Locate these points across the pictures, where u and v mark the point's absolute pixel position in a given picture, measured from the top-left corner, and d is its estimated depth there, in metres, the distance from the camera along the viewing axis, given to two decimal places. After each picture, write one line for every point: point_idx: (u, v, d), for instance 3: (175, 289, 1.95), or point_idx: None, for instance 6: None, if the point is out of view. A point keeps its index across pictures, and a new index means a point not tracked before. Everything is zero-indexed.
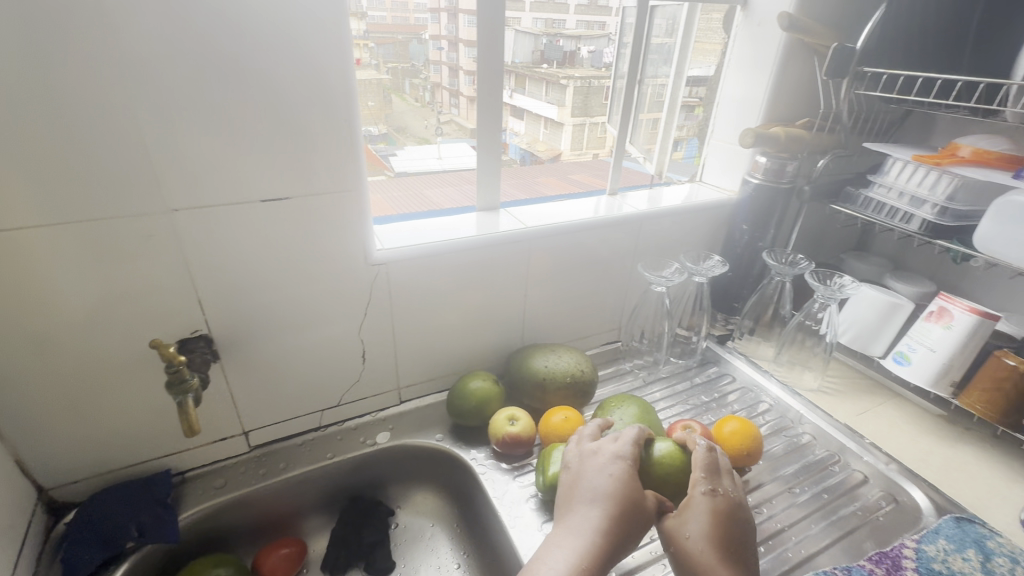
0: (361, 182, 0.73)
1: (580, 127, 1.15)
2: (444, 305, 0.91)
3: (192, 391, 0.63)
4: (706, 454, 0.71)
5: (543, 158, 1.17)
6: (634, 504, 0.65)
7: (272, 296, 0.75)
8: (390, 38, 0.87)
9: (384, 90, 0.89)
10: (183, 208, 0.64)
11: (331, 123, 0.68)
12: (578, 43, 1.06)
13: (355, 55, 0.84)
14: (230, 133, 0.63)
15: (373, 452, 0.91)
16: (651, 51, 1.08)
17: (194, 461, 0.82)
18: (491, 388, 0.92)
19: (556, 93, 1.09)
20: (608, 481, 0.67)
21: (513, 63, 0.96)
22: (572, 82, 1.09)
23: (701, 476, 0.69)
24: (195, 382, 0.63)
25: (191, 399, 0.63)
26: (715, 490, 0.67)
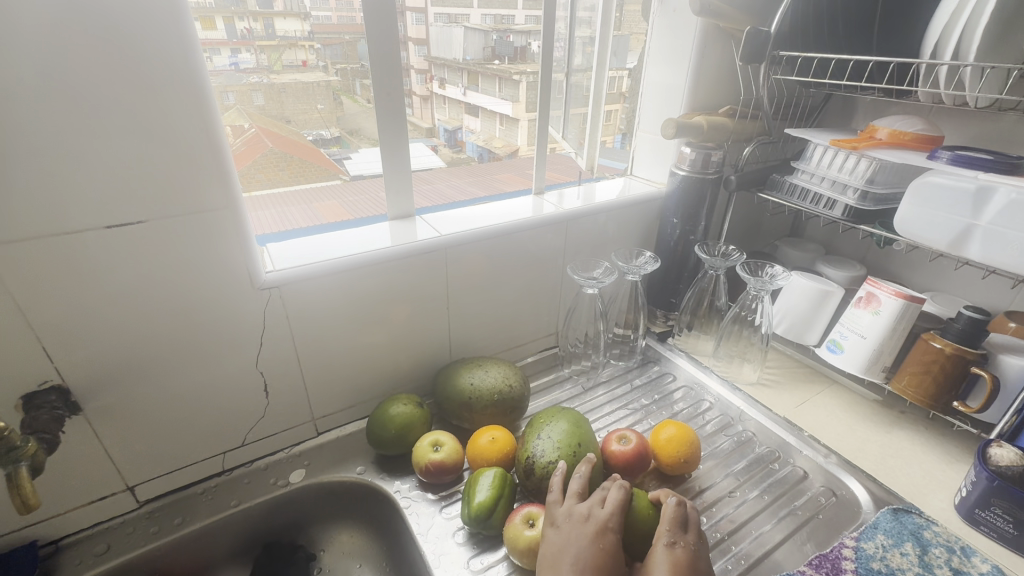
0: (233, 197, 0.64)
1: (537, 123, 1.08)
2: (356, 326, 0.83)
3: (27, 459, 0.54)
4: (678, 508, 0.67)
5: (501, 155, 1.12)
6: (614, 573, 0.60)
7: (139, 334, 0.65)
8: (336, 38, 0.80)
9: (331, 92, 0.84)
10: (1, 242, 0.54)
11: (186, 133, 0.59)
12: (529, 38, 1.01)
13: (298, 57, 0.79)
14: (53, 149, 0.53)
15: (286, 493, 0.82)
16: (574, 44, 1.03)
17: (68, 527, 0.71)
18: (415, 412, 0.85)
19: (509, 89, 1.05)
20: (589, 548, 0.61)
21: (451, 54, 0.96)
22: (524, 77, 1.04)
23: (669, 526, 0.65)
24: (31, 447, 0.54)
25: (27, 469, 0.53)
26: (678, 544, 0.63)
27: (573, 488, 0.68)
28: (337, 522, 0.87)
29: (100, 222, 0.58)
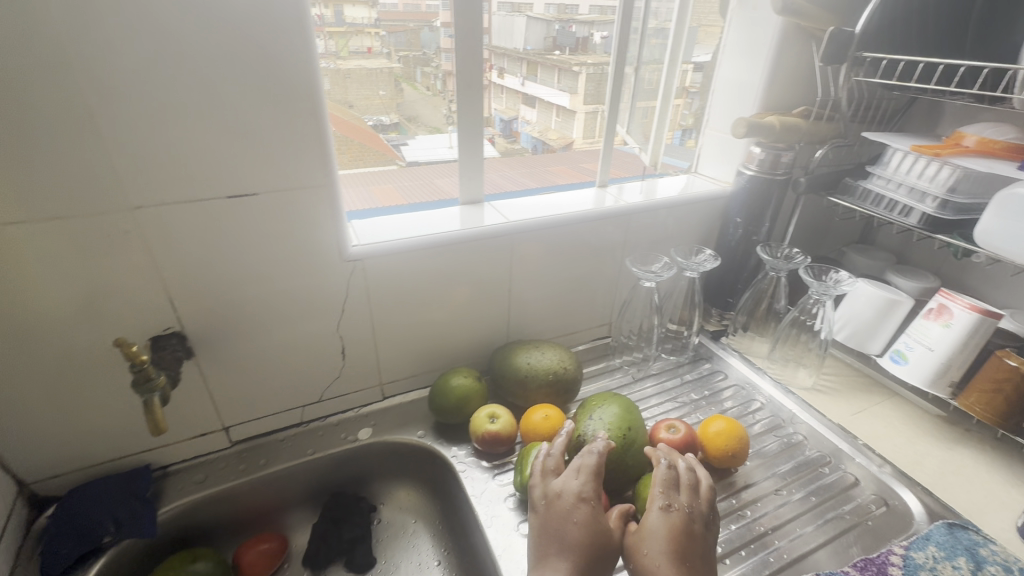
0: (331, 176, 0.71)
1: (591, 116, 1.11)
2: (426, 301, 0.90)
3: (158, 390, 0.63)
4: (667, 470, 0.68)
5: (555, 147, 1.16)
6: (600, 545, 0.63)
7: (244, 293, 0.74)
8: (401, 26, 0.88)
9: (394, 79, 0.90)
10: (146, 206, 0.63)
11: (297, 116, 0.66)
12: (591, 29, 1.04)
13: (366, 44, 0.85)
14: (192, 126, 0.62)
15: (354, 448, 0.90)
16: (646, 38, 1.06)
17: (174, 456, 0.83)
18: (474, 385, 0.91)
19: (568, 81, 1.08)
20: (578, 513, 0.64)
21: (522, 50, 1.01)
22: (584, 68, 1.07)
23: (669, 494, 0.66)
24: (161, 381, 0.63)
25: (158, 399, 0.62)
26: (670, 506, 0.65)
27: (546, 465, 0.70)
28: (396, 479, 0.95)
29: (222, 192, 0.66)
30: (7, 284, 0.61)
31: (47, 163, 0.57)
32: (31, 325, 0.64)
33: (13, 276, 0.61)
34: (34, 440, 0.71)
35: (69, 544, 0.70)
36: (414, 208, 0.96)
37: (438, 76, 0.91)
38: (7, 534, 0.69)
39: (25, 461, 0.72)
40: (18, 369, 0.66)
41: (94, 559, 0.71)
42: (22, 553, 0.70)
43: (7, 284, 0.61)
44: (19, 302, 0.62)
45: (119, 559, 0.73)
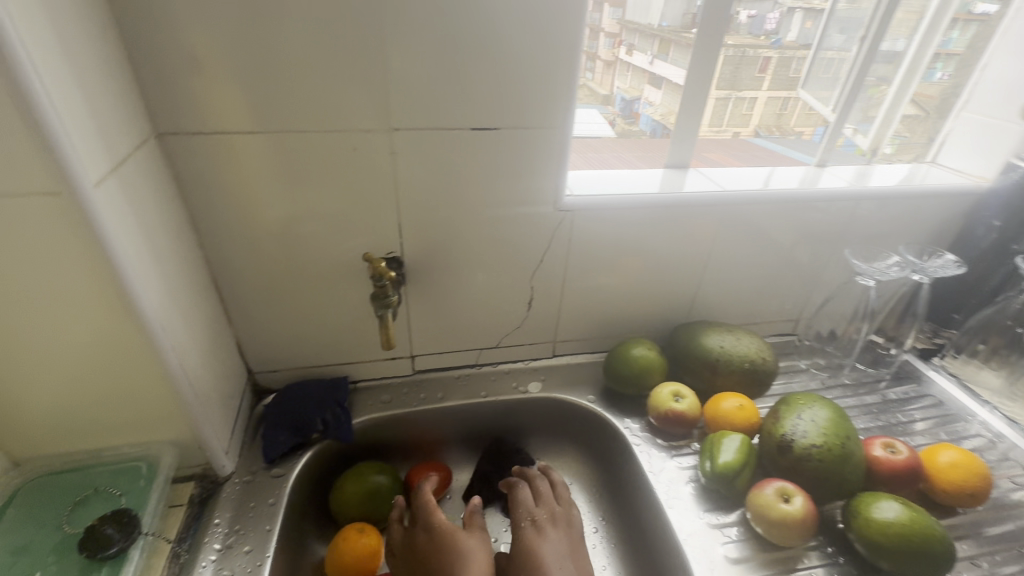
0: (570, 120, 0.69)
1: (723, 102, 0.94)
2: (617, 264, 0.86)
3: (391, 308, 0.67)
4: (536, 488, 0.75)
5: None
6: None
7: (461, 228, 0.76)
8: None
9: None
10: (402, 128, 0.65)
11: (553, 52, 0.64)
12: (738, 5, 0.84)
13: None
14: (459, 53, 0.62)
15: (524, 399, 0.90)
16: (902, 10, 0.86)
17: (366, 373, 0.88)
18: (657, 358, 0.86)
19: None
20: (437, 524, 0.68)
21: (659, 25, 0.87)
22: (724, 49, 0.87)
23: (553, 508, 0.72)
24: (394, 300, 0.67)
25: (390, 315, 0.67)
26: (533, 521, 0.70)
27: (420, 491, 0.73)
28: (558, 442, 0.92)
29: (469, 123, 0.67)
30: (261, 188, 0.67)
31: (333, 79, 0.61)
32: (288, 231, 0.71)
33: (258, 185, 0.66)
34: (266, 334, 0.79)
35: (286, 433, 0.76)
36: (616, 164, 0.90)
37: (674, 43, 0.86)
38: (241, 415, 0.77)
39: (257, 351, 0.80)
40: (269, 267, 0.73)
41: (303, 451, 0.77)
42: (249, 434, 0.78)
43: (261, 188, 0.67)
44: (266, 209, 0.68)
45: (320, 457, 0.79)
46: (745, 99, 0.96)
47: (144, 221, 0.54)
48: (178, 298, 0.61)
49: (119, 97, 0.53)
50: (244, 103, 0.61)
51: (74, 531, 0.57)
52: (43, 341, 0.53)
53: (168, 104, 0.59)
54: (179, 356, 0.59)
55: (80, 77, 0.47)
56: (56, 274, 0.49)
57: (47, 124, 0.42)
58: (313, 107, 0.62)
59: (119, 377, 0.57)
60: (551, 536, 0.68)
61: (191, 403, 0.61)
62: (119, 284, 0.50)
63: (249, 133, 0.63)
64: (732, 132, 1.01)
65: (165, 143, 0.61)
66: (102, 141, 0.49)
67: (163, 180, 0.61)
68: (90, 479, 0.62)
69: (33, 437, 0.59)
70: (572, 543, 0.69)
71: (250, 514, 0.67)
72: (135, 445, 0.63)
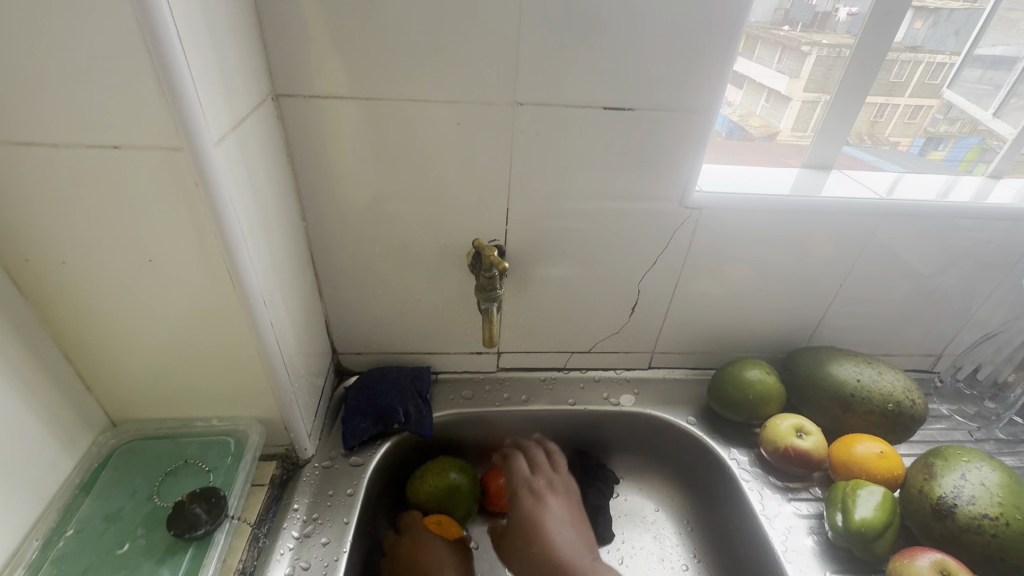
0: (716, 105, 0.62)
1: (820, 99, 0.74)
2: (735, 275, 0.77)
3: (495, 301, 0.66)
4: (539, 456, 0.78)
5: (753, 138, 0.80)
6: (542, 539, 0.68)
7: (571, 219, 0.69)
8: None
9: None
10: (527, 104, 0.60)
11: (711, 27, 0.57)
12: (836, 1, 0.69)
13: None
14: (605, 22, 0.56)
15: (615, 412, 0.82)
16: None
17: (448, 365, 0.83)
18: (776, 385, 0.75)
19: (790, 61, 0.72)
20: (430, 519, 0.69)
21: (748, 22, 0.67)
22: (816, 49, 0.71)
23: (549, 479, 0.75)
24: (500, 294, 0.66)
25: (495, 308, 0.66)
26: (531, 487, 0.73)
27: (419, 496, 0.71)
28: (648, 463, 0.84)
29: (602, 102, 0.61)
30: (340, 160, 0.62)
31: (461, 45, 0.56)
32: (390, 209, 0.66)
33: (344, 158, 0.62)
34: (354, 315, 0.76)
35: (367, 421, 0.73)
36: (746, 159, 0.79)
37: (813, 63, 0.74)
38: (323, 396, 0.75)
39: (343, 332, 0.78)
40: (366, 246, 0.69)
41: (382, 441, 0.73)
42: (329, 418, 0.75)
43: (339, 160, 0.62)
44: (354, 184, 0.64)
45: (399, 449, 0.75)
46: None
47: (256, 187, 0.51)
48: (279, 271, 0.58)
49: (244, 53, 0.50)
50: (365, 67, 0.56)
51: (164, 504, 0.56)
52: (151, 304, 0.51)
53: (287, 65, 0.56)
54: (277, 331, 0.56)
55: (213, 27, 0.44)
56: (171, 236, 0.46)
57: (179, 72, 0.38)
58: (436, 77, 0.57)
59: (218, 348, 0.55)
60: (558, 501, 0.73)
61: (283, 382, 0.59)
62: (230, 251, 0.47)
63: (341, 98, 0.58)
64: None
65: (280, 106, 0.58)
66: (226, 97, 0.45)
67: (275, 145, 0.58)
68: (180, 450, 0.60)
69: (133, 399, 0.58)
70: (573, 512, 0.73)
71: (329, 503, 0.64)
72: (226, 419, 0.61)
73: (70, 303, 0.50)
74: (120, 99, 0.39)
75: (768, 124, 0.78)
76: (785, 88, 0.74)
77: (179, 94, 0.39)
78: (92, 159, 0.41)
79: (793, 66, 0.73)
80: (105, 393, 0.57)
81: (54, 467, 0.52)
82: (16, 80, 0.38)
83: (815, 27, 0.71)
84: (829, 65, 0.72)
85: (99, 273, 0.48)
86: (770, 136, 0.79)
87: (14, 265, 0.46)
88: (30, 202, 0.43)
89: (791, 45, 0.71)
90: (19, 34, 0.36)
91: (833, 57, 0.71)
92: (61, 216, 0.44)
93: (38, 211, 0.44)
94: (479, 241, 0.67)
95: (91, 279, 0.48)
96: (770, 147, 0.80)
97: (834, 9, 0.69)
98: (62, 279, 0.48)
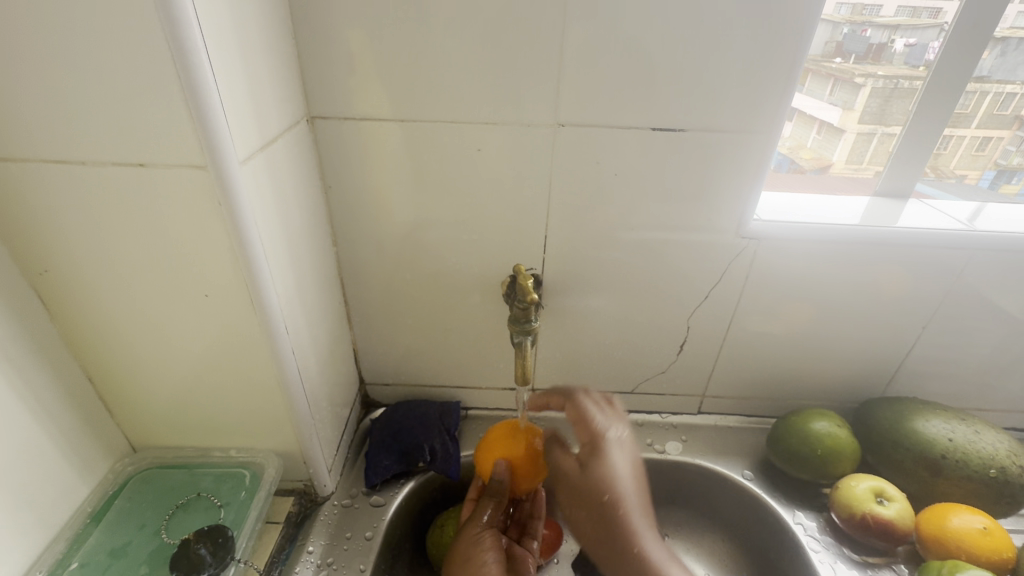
0: (778, 126, 0.56)
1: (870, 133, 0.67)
2: (798, 314, 0.69)
3: (531, 334, 0.62)
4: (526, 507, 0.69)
5: (805, 169, 0.71)
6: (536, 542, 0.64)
7: (614, 249, 0.64)
8: None
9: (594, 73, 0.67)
10: (569, 124, 0.56)
11: (773, 39, 0.52)
12: (891, 34, 0.63)
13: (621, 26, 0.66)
14: (656, 36, 0.52)
15: (660, 461, 0.75)
16: None
17: (479, 401, 0.78)
18: (848, 440, 0.66)
19: (843, 91, 0.65)
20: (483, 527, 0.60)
21: None
22: (870, 80, 0.65)
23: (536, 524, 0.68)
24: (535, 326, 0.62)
25: (529, 342, 0.62)
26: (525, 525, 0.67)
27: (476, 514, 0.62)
28: (696, 521, 0.75)
29: (651, 122, 0.56)
30: (382, 183, 0.60)
31: (501, 64, 0.53)
32: (423, 234, 0.64)
33: (385, 181, 0.60)
34: (383, 344, 0.73)
35: (391, 458, 0.69)
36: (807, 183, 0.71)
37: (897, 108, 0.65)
38: (348, 428, 0.71)
39: (372, 362, 0.75)
40: (396, 272, 0.67)
41: (405, 480, 0.69)
42: (353, 452, 0.72)
43: (382, 184, 0.60)
44: (389, 209, 0.62)
45: (423, 490, 0.70)
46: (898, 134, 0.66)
47: (283, 210, 0.50)
48: (305, 296, 0.56)
49: (279, 73, 0.49)
50: (400, 88, 0.55)
51: (171, 541, 0.53)
52: (172, 328, 0.49)
53: (324, 88, 0.55)
54: (299, 360, 0.54)
55: (246, 46, 0.43)
56: (192, 258, 0.45)
57: (205, 88, 0.37)
58: (473, 97, 0.55)
59: (238, 374, 0.52)
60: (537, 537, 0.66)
61: (303, 412, 0.56)
62: (252, 275, 0.45)
63: (380, 120, 0.56)
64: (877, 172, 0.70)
65: (314, 129, 0.57)
66: (256, 116, 0.44)
67: (309, 168, 0.57)
68: (194, 482, 0.58)
69: (154, 424, 0.56)
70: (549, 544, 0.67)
71: (344, 548, 0.60)
72: (244, 450, 0.59)
73: (94, 325, 0.49)
74: (147, 116, 0.38)
75: (821, 155, 0.69)
76: (837, 120, 0.67)
77: (203, 111, 0.38)
78: (118, 178, 0.41)
79: (847, 98, 0.66)
80: (126, 417, 0.56)
81: (68, 492, 0.51)
82: (50, 97, 0.37)
83: (870, 58, 0.64)
84: (885, 96, 0.65)
85: (121, 293, 0.47)
86: (822, 168, 0.71)
87: (41, 285, 0.46)
88: (59, 221, 0.43)
89: (844, 76, 0.65)
90: (53, 50, 0.36)
91: (890, 88, 0.64)
92: (85, 234, 0.43)
93: (66, 230, 0.43)
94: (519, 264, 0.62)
95: (114, 301, 0.47)
96: (823, 181, 0.71)
97: (890, 40, 0.63)
98: (86, 300, 0.47)
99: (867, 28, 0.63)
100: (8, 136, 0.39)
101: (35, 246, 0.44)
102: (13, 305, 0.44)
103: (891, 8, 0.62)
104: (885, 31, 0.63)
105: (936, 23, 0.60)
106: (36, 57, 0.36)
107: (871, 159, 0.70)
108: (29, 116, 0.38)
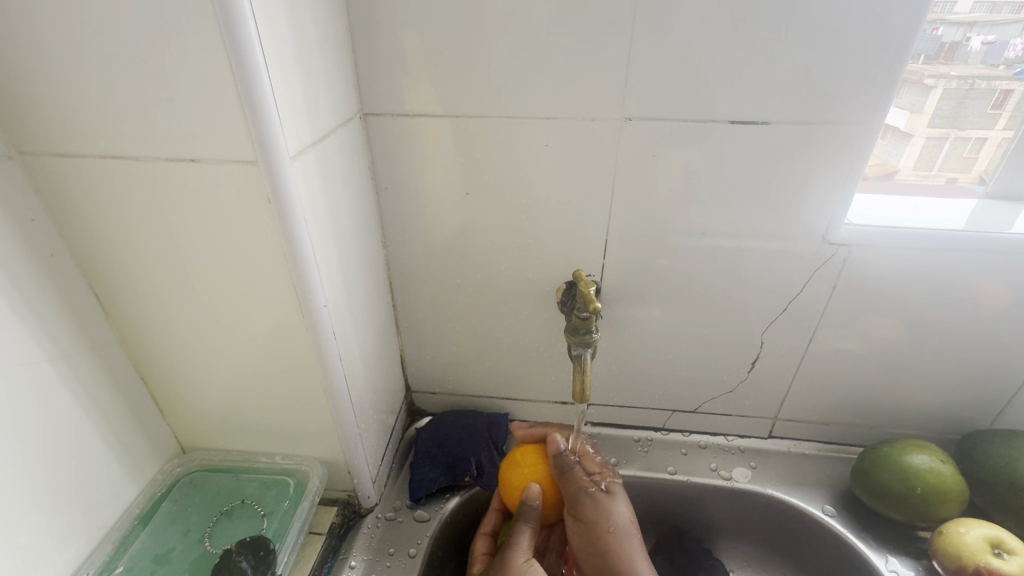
0: (879, 116, 0.50)
1: (947, 136, 0.59)
2: (890, 332, 0.61)
3: (589, 347, 0.58)
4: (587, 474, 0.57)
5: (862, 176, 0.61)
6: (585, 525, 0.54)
7: (682, 257, 0.59)
8: None
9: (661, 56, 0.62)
10: (635, 119, 0.52)
11: (878, 17, 0.46)
12: (967, 32, 0.53)
13: None
14: (738, 18, 0.47)
15: (726, 489, 0.68)
16: None
17: (529, 414, 0.74)
18: (953, 478, 0.58)
19: (913, 94, 0.56)
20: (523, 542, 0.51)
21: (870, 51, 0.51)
22: (941, 81, 0.56)
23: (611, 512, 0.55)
24: (596, 339, 0.57)
25: (588, 355, 0.58)
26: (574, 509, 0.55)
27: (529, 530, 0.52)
28: (766, 557, 0.69)
29: (729, 115, 0.51)
30: (433, 185, 0.58)
31: (563, 53, 0.50)
32: (475, 239, 0.61)
33: (437, 182, 0.58)
34: (430, 351, 0.71)
35: (437, 472, 0.66)
36: (868, 191, 0.62)
37: (981, 107, 0.57)
38: (393, 436, 0.69)
39: (419, 369, 0.72)
40: (445, 277, 0.64)
41: (451, 495, 0.65)
42: (397, 461, 0.69)
43: (433, 185, 0.58)
44: (441, 211, 0.59)
45: (469, 506, 0.66)
46: (976, 137, 0.58)
47: (333, 209, 0.48)
48: (353, 302, 0.54)
49: (332, 69, 0.47)
50: (454, 83, 0.52)
51: (214, 550, 0.52)
52: (220, 329, 0.48)
53: (376, 83, 0.53)
54: (345, 367, 0.52)
55: (298, 38, 0.41)
56: (241, 257, 0.43)
57: (257, 81, 0.36)
58: (531, 92, 0.52)
59: (287, 376, 0.51)
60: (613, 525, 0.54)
61: (348, 420, 0.54)
62: (301, 276, 0.44)
63: (432, 117, 0.54)
64: (943, 177, 0.62)
65: (366, 126, 0.55)
66: (308, 111, 0.43)
67: (360, 167, 0.55)
68: (239, 488, 0.57)
69: (201, 426, 0.56)
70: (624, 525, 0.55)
71: (388, 564, 0.58)
72: (289, 457, 0.58)
73: (144, 323, 0.48)
74: (199, 110, 0.37)
75: (886, 161, 0.60)
76: (905, 124, 0.58)
77: (256, 105, 0.36)
78: (169, 173, 0.40)
79: (916, 100, 0.57)
80: (176, 419, 0.55)
81: (116, 493, 0.50)
82: (109, 92, 0.37)
83: (942, 58, 0.54)
84: (960, 98, 0.57)
85: (172, 292, 0.46)
86: (887, 175, 0.62)
87: (97, 283, 0.46)
88: (115, 218, 0.43)
89: (913, 78, 0.55)
90: (114, 46, 0.35)
91: (965, 89, 0.56)
92: (139, 231, 0.43)
93: (120, 226, 0.43)
94: (577, 271, 0.59)
95: (164, 300, 0.47)
96: (886, 189, 0.62)
97: (965, 38, 0.54)
98: (137, 297, 0.47)
99: (939, 26, 0.53)
100: (71, 133, 0.39)
101: (91, 242, 0.44)
102: (69, 303, 0.45)
103: (967, 3, 0.52)
104: (959, 29, 0.53)
105: (1017, 19, 0.52)
106: (95, 49, 0.36)
107: (940, 165, 0.61)
108: (90, 114, 0.38)
